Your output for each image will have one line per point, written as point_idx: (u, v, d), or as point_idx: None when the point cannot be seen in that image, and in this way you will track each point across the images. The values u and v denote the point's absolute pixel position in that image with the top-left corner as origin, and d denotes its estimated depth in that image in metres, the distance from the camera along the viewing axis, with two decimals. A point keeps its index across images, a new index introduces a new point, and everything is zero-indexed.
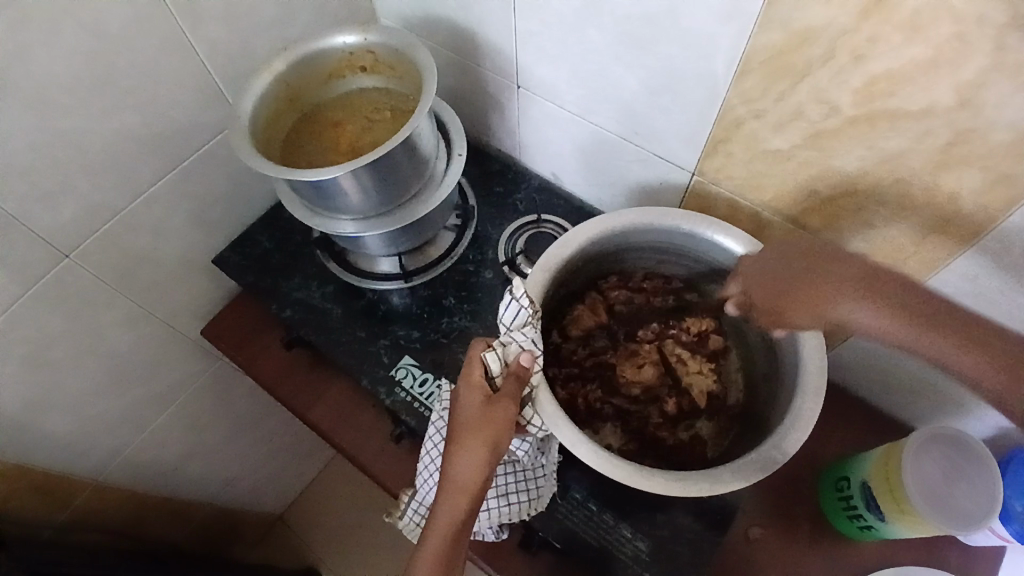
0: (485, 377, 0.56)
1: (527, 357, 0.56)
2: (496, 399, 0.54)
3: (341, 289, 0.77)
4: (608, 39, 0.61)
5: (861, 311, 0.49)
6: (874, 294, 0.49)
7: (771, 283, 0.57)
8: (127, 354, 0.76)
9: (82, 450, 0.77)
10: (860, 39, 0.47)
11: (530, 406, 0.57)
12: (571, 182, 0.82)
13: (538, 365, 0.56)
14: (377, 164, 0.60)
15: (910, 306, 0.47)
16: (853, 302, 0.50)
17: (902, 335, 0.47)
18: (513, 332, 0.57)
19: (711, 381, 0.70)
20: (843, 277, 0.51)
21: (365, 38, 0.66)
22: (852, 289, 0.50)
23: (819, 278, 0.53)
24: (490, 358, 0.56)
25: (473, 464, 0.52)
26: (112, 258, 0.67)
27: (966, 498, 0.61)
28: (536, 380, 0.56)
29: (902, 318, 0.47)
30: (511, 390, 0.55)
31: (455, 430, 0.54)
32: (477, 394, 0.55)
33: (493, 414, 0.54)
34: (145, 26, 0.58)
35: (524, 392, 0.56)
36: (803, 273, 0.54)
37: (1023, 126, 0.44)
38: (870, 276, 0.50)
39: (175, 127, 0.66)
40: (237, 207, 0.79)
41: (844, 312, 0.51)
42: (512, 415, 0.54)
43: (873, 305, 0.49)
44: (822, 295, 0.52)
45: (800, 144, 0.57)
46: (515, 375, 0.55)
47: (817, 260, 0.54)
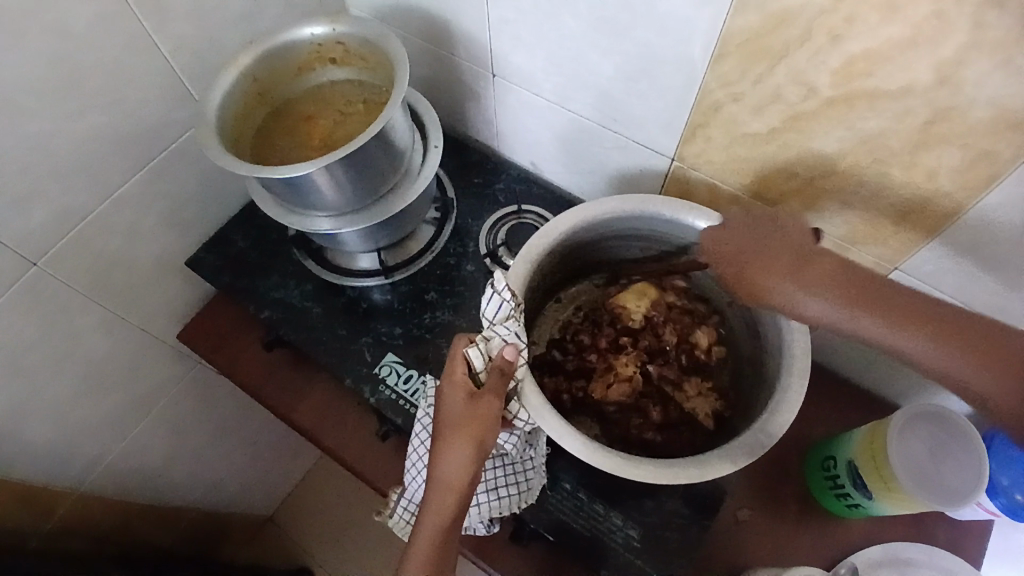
0: (468, 372, 0.55)
1: (511, 351, 0.55)
2: (481, 395, 0.53)
3: (321, 287, 0.76)
4: (583, 24, 0.60)
5: (817, 300, 0.52)
6: (829, 285, 0.51)
7: (738, 267, 0.57)
8: (103, 361, 0.74)
9: (62, 461, 0.76)
10: (838, 19, 0.46)
11: (516, 400, 0.57)
12: (551, 171, 0.82)
13: (521, 358, 0.56)
14: (351, 158, 0.58)
15: (866, 293, 0.50)
16: (810, 292, 0.52)
17: (861, 320, 0.50)
18: (495, 326, 0.56)
19: (713, 403, 0.68)
20: (797, 267, 0.53)
21: (334, 29, 0.64)
22: (813, 277, 0.52)
23: (785, 262, 0.54)
24: (473, 355, 0.54)
25: (460, 462, 0.52)
26: (82, 264, 0.65)
27: (954, 474, 0.62)
28: (522, 373, 0.56)
29: (856, 304, 0.50)
30: (496, 384, 0.54)
31: (441, 428, 0.53)
32: (461, 391, 0.54)
33: (478, 410, 0.53)
34: (106, 23, 0.56)
35: (510, 386, 0.55)
36: (759, 261, 0.55)
37: (1002, 103, 0.44)
38: (831, 269, 0.52)
39: (142, 127, 0.64)
40: (209, 206, 0.77)
41: (801, 300, 0.52)
42: (496, 410, 0.53)
43: (828, 295, 0.51)
44: (779, 283, 0.54)
45: (780, 127, 0.56)
46: (498, 369, 0.54)
47: (782, 249, 0.55)
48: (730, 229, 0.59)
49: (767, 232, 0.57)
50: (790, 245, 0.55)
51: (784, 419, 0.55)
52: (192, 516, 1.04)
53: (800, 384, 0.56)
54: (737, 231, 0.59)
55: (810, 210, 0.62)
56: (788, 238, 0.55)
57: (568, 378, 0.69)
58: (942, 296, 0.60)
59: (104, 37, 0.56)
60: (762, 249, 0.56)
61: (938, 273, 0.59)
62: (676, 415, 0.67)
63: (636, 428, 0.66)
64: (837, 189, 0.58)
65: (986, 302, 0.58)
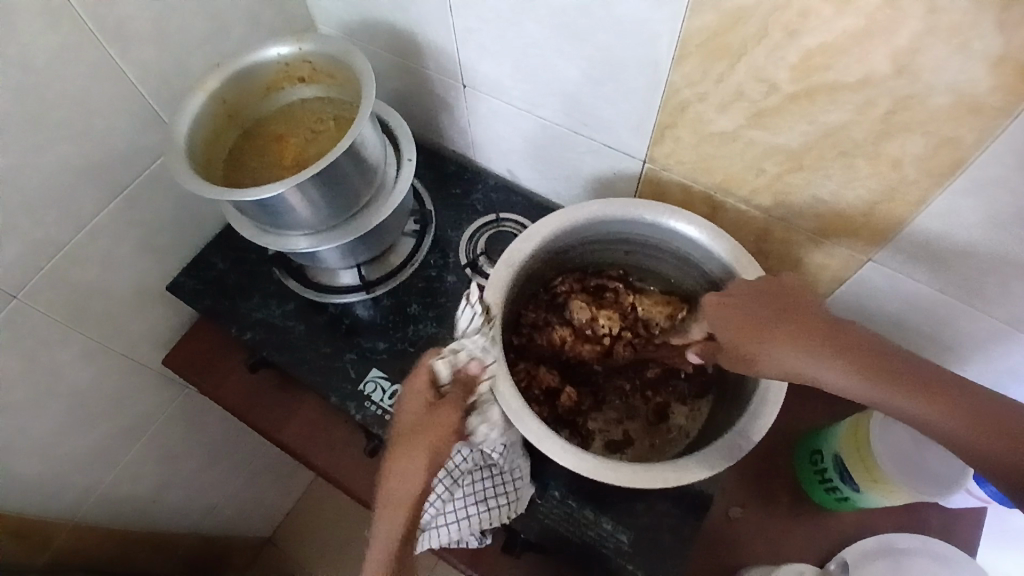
0: (433, 382, 0.59)
1: (475, 366, 0.58)
2: (439, 405, 0.57)
3: (302, 305, 0.76)
4: (545, 31, 0.60)
5: (823, 365, 0.48)
6: (846, 355, 0.47)
7: (741, 333, 0.53)
8: (89, 391, 0.74)
9: (53, 492, 0.75)
10: (792, 14, 0.46)
11: (479, 416, 0.59)
12: (527, 178, 0.82)
13: (486, 373, 0.58)
14: (322, 176, 0.59)
15: (883, 367, 0.46)
16: (820, 358, 0.48)
17: (863, 385, 0.46)
18: (465, 339, 0.59)
19: (581, 428, 0.67)
20: (812, 335, 0.49)
21: (300, 48, 0.65)
22: (812, 340, 0.49)
23: (786, 323, 0.51)
24: (438, 367, 0.58)
25: (411, 468, 0.55)
26: (61, 295, 0.66)
27: (941, 464, 0.61)
28: (483, 389, 0.58)
29: (866, 370, 0.46)
30: (455, 398, 0.57)
31: (400, 436, 0.57)
32: (422, 401, 0.58)
33: (434, 421, 0.56)
34: (71, 53, 0.56)
35: (471, 401, 0.58)
36: (765, 327, 0.52)
37: (961, 89, 0.44)
38: (851, 337, 0.48)
39: (114, 156, 0.64)
40: (187, 230, 0.77)
41: (811, 368, 0.48)
42: (450, 424, 0.56)
43: (839, 362, 0.47)
44: (788, 347, 0.50)
45: (745, 124, 0.57)
46: (462, 385, 0.58)
47: (781, 314, 0.52)
48: (732, 294, 0.56)
49: (770, 301, 0.53)
50: (790, 310, 0.52)
51: (771, 409, 0.56)
52: (189, 542, 1.03)
53: (780, 384, 0.56)
54: (745, 293, 0.55)
55: (781, 205, 0.62)
56: (786, 307, 0.52)
57: (583, 276, 0.71)
58: (918, 283, 0.61)
59: (69, 68, 0.56)
60: (765, 314, 0.52)
61: (912, 261, 0.59)
62: (569, 370, 0.70)
63: (548, 332, 0.69)
64: (807, 183, 0.58)
65: (961, 288, 0.58)
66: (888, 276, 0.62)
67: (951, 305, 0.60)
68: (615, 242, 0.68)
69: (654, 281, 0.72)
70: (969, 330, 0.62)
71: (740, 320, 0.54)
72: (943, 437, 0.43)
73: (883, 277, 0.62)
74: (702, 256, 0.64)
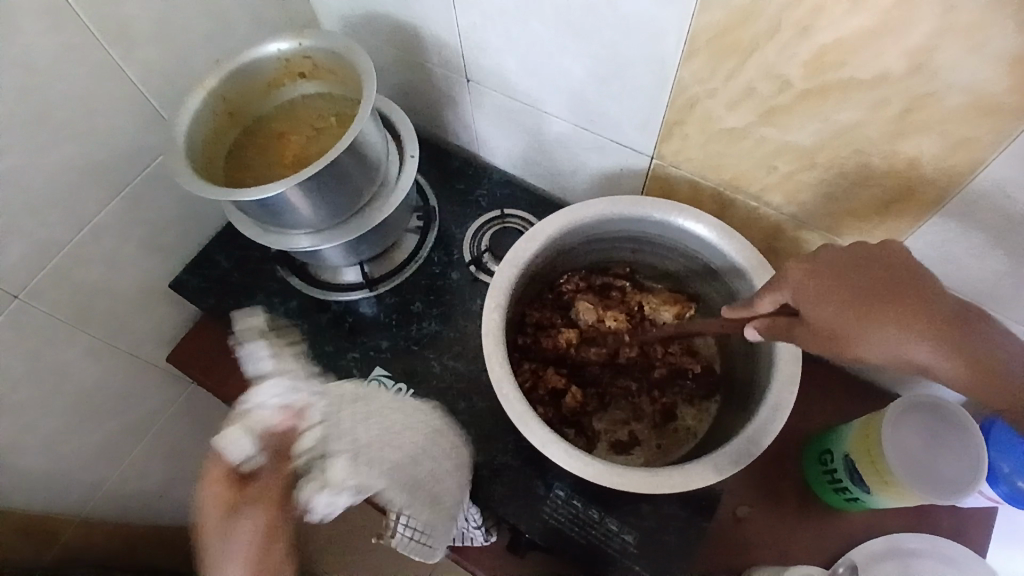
0: (232, 466, 0.54)
1: (286, 422, 0.55)
2: (242, 496, 0.52)
3: (306, 304, 0.75)
4: (550, 26, 0.59)
5: (942, 363, 0.45)
6: (955, 346, 0.44)
7: (849, 311, 0.47)
8: (93, 390, 0.74)
9: (59, 489, 0.76)
10: (806, 10, 0.45)
11: (315, 473, 0.54)
12: (533, 173, 0.81)
13: (302, 426, 0.55)
14: (323, 176, 0.58)
15: (987, 357, 0.44)
16: (929, 346, 0.45)
17: (978, 390, 0.44)
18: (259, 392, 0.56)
19: (586, 430, 0.66)
20: (935, 326, 0.45)
21: (300, 44, 0.63)
22: (938, 335, 0.45)
23: (904, 304, 0.45)
24: (230, 449, 0.53)
25: None
26: (64, 296, 0.65)
27: (948, 465, 0.60)
28: (298, 451, 0.54)
29: (985, 375, 0.44)
30: (251, 489, 0.53)
31: (202, 554, 0.52)
32: (218, 507, 0.53)
33: (227, 526, 0.51)
34: (67, 52, 0.55)
35: (287, 472, 0.54)
36: (882, 308, 0.46)
37: (979, 88, 0.43)
38: (958, 320, 0.45)
39: (114, 155, 0.63)
40: (189, 228, 0.76)
41: (927, 362, 0.45)
42: (251, 529, 0.51)
43: (959, 363, 0.44)
44: (910, 336, 0.45)
45: (756, 122, 0.55)
46: (271, 456, 0.54)
47: (898, 291, 0.46)
48: (831, 265, 0.49)
49: (878, 275, 0.47)
50: (907, 289, 0.46)
51: (782, 414, 0.55)
52: None
53: (789, 388, 0.56)
54: (843, 264, 0.48)
55: (792, 204, 0.61)
56: (900, 283, 0.46)
57: (588, 275, 0.71)
58: None
59: (67, 68, 0.55)
60: (878, 291, 0.46)
61: (926, 261, 0.58)
62: (575, 370, 0.69)
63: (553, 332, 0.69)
64: (819, 181, 0.57)
65: (977, 289, 0.57)
66: None
67: None
68: (620, 240, 0.67)
69: (661, 280, 0.71)
70: None
71: (832, 296, 0.48)
72: None
73: None
74: (711, 256, 0.62)
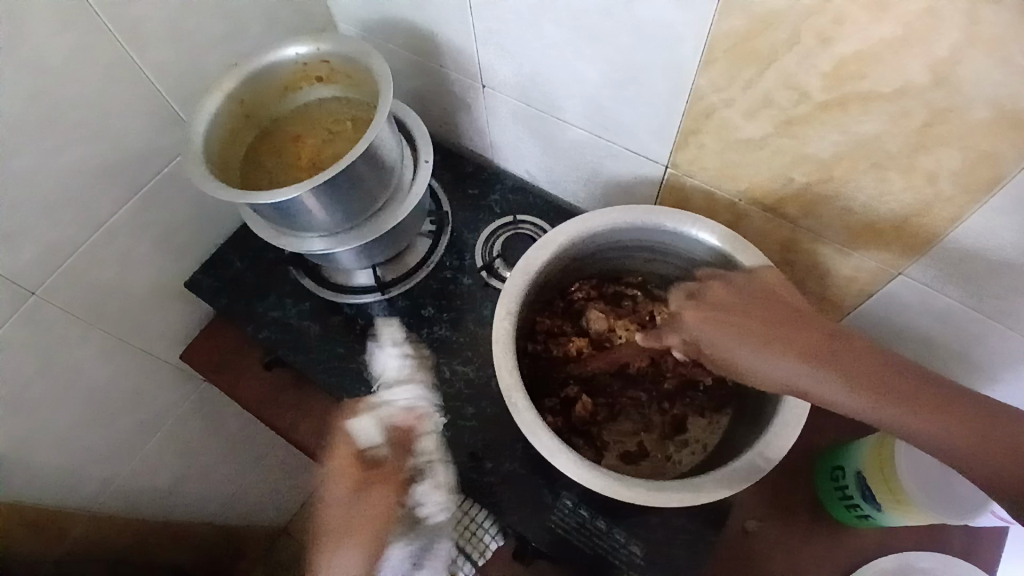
0: (356, 450, 0.67)
1: (407, 417, 0.67)
2: (367, 479, 0.65)
3: (317, 306, 0.76)
4: (567, 33, 0.59)
5: (834, 385, 0.51)
6: (839, 368, 0.51)
7: (735, 348, 0.57)
8: (107, 386, 0.75)
9: (72, 483, 0.77)
10: (825, 21, 0.44)
11: (427, 467, 0.66)
12: (546, 180, 0.80)
13: (418, 420, 0.68)
14: (337, 180, 0.58)
15: (880, 378, 0.50)
16: (815, 371, 0.52)
17: (868, 404, 0.49)
18: (396, 388, 0.69)
19: (595, 440, 0.66)
20: (819, 350, 0.52)
21: (318, 48, 0.64)
22: (824, 358, 0.52)
23: (791, 334, 0.54)
24: (358, 433, 0.67)
25: (346, 562, 0.62)
26: (80, 292, 0.66)
27: (966, 485, 0.59)
28: (419, 443, 0.67)
29: (871, 387, 0.49)
30: (376, 463, 0.65)
31: (331, 534, 0.64)
32: (346, 483, 0.65)
33: (370, 500, 0.64)
34: (88, 53, 0.56)
35: (409, 456, 0.66)
36: (771, 339, 0.55)
37: (1002, 103, 0.42)
38: (846, 350, 0.52)
39: (132, 155, 0.64)
40: (205, 227, 0.77)
41: (814, 385, 0.52)
42: (383, 497, 0.64)
43: (844, 380, 0.50)
44: (796, 363, 0.53)
45: (774, 132, 0.55)
46: (396, 445, 0.66)
47: (789, 326, 0.54)
48: (731, 307, 0.57)
49: (772, 313, 0.55)
50: (797, 326, 0.54)
51: (794, 429, 0.54)
52: (206, 532, 1.05)
53: (803, 403, 0.55)
54: (739, 306, 0.57)
55: (807, 216, 0.60)
56: (791, 318, 0.55)
57: (601, 283, 0.71)
58: (949, 299, 0.58)
59: (88, 67, 0.56)
60: (770, 326, 0.55)
61: (944, 277, 0.57)
62: (585, 379, 0.69)
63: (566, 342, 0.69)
64: (835, 193, 0.56)
65: (995, 306, 0.56)
66: (917, 292, 0.60)
67: (985, 323, 0.58)
68: (634, 249, 0.67)
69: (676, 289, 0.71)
70: (1000, 348, 0.59)
71: (728, 330, 0.57)
72: (941, 451, 0.47)
73: (913, 292, 0.60)
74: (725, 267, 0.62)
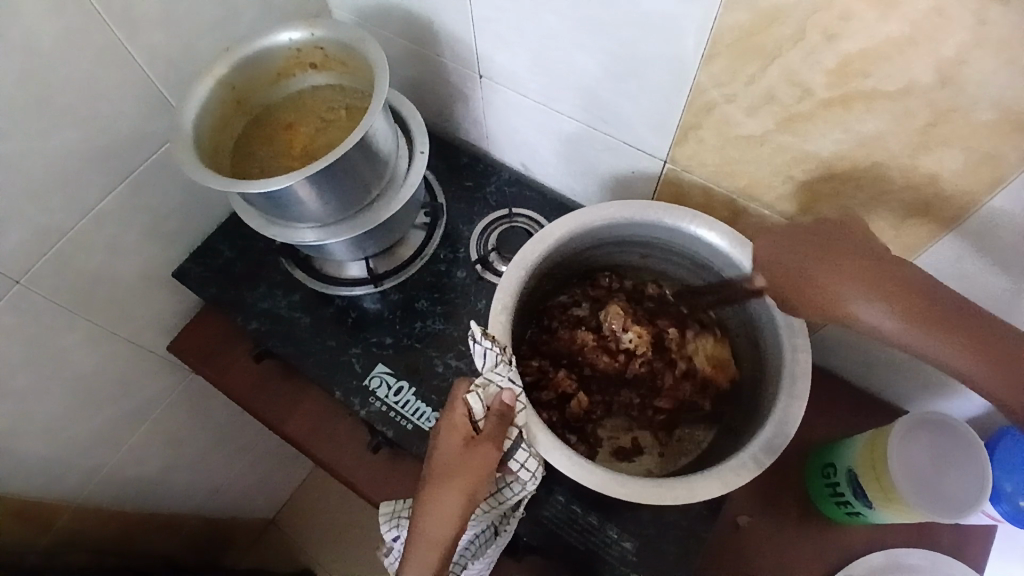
0: (468, 418, 0.52)
1: (510, 397, 0.52)
2: (480, 441, 0.50)
3: (309, 297, 0.75)
4: (567, 23, 0.58)
5: (882, 313, 0.47)
6: (895, 296, 0.47)
7: (790, 273, 0.52)
8: (93, 376, 0.73)
9: (57, 474, 0.75)
10: (832, 18, 0.44)
11: (521, 449, 0.53)
12: (542, 173, 0.80)
13: (520, 403, 0.53)
14: (331, 169, 0.57)
15: (940, 315, 0.46)
16: (874, 296, 0.47)
17: (920, 337, 0.46)
18: (490, 371, 0.53)
19: (589, 437, 0.66)
20: (873, 275, 0.48)
21: (312, 34, 0.62)
22: (877, 285, 0.47)
23: (841, 259, 0.49)
24: (473, 400, 0.52)
25: (447, 513, 0.49)
26: (67, 280, 0.64)
27: (959, 487, 0.60)
28: (521, 419, 0.53)
29: (925, 322, 0.46)
30: (494, 432, 0.51)
31: (429, 475, 0.50)
32: (459, 436, 0.51)
33: (473, 459, 0.50)
34: (76, 35, 0.54)
35: (510, 434, 0.52)
36: (822, 260, 0.50)
37: (1007, 105, 0.42)
38: (907, 281, 0.47)
39: (121, 141, 0.62)
40: (194, 215, 0.75)
41: (864, 311, 0.48)
42: (494, 461, 0.50)
43: (897, 308, 0.47)
44: (847, 287, 0.48)
45: (775, 128, 0.54)
46: (498, 416, 0.51)
47: (840, 251, 0.50)
48: (783, 237, 0.54)
49: (821, 242, 0.51)
50: (849, 249, 0.50)
51: (789, 429, 0.54)
52: (193, 523, 1.04)
53: (800, 401, 0.55)
54: (790, 238, 0.53)
55: (806, 213, 0.60)
56: (840, 245, 0.50)
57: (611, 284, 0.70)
58: None
59: (77, 51, 0.55)
60: (817, 249, 0.51)
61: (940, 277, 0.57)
62: (583, 376, 0.68)
63: (567, 337, 0.68)
64: (834, 192, 0.56)
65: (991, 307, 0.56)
66: None
67: None
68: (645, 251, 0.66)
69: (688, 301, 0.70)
70: None
71: (789, 254, 0.53)
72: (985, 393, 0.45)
73: None
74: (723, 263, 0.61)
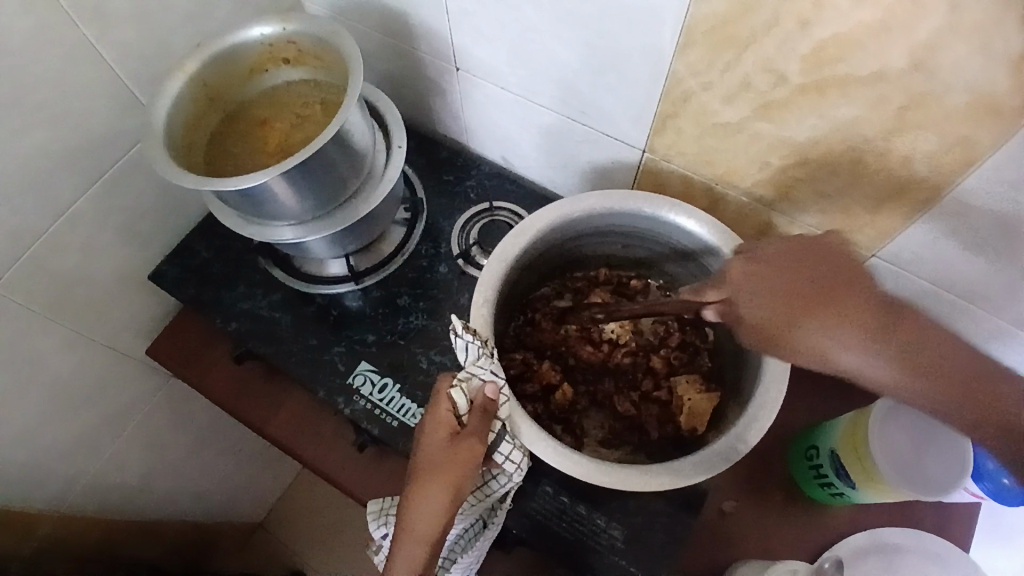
0: (453, 413, 0.52)
1: (493, 389, 0.51)
2: (464, 435, 0.50)
3: (289, 296, 0.74)
4: (544, 15, 0.57)
5: (870, 362, 0.45)
6: (887, 344, 0.44)
7: (768, 313, 0.49)
8: (70, 382, 0.72)
9: (37, 483, 0.74)
10: (805, 5, 0.44)
11: (506, 440, 0.53)
12: (522, 165, 0.79)
13: (504, 396, 0.52)
14: (307, 165, 0.56)
15: (933, 365, 0.43)
16: (855, 345, 0.45)
17: (911, 388, 0.44)
18: (473, 365, 0.53)
19: (569, 428, 0.66)
20: (862, 320, 0.45)
21: (284, 28, 0.61)
22: (864, 333, 0.45)
23: (824, 301, 0.46)
24: (457, 395, 0.51)
25: (432, 509, 0.49)
26: (40, 286, 0.63)
27: (937, 464, 0.61)
28: (505, 411, 0.52)
29: (918, 373, 0.43)
30: (479, 426, 0.51)
31: (415, 470, 0.50)
32: (443, 431, 0.51)
33: (458, 454, 0.50)
34: (42, 34, 0.53)
35: (494, 426, 0.52)
36: (802, 304, 0.47)
37: (979, 88, 0.42)
38: (901, 327, 0.45)
39: (91, 142, 0.61)
40: (169, 216, 0.74)
41: (852, 359, 0.45)
42: (479, 454, 0.50)
43: (885, 358, 0.44)
44: (830, 332, 0.46)
45: (752, 116, 0.54)
46: (481, 410, 0.51)
47: (823, 291, 0.47)
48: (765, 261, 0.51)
49: (801, 278, 0.48)
50: (833, 288, 0.47)
51: (770, 411, 0.55)
52: (178, 528, 1.03)
53: (781, 384, 0.55)
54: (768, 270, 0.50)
55: (784, 200, 0.60)
56: (825, 283, 0.47)
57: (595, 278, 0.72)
58: (921, 281, 0.59)
59: (44, 51, 0.53)
60: (798, 288, 0.48)
61: (917, 260, 0.58)
62: (564, 367, 0.68)
63: (551, 329, 0.69)
64: (811, 178, 0.56)
65: (967, 288, 0.57)
66: (890, 274, 0.61)
67: (957, 304, 0.59)
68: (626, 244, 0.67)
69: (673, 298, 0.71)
70: (972, 328, 0.60)
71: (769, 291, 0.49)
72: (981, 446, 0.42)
73: (887, 275, 0.61)
74: (702, 251, 0.62)
